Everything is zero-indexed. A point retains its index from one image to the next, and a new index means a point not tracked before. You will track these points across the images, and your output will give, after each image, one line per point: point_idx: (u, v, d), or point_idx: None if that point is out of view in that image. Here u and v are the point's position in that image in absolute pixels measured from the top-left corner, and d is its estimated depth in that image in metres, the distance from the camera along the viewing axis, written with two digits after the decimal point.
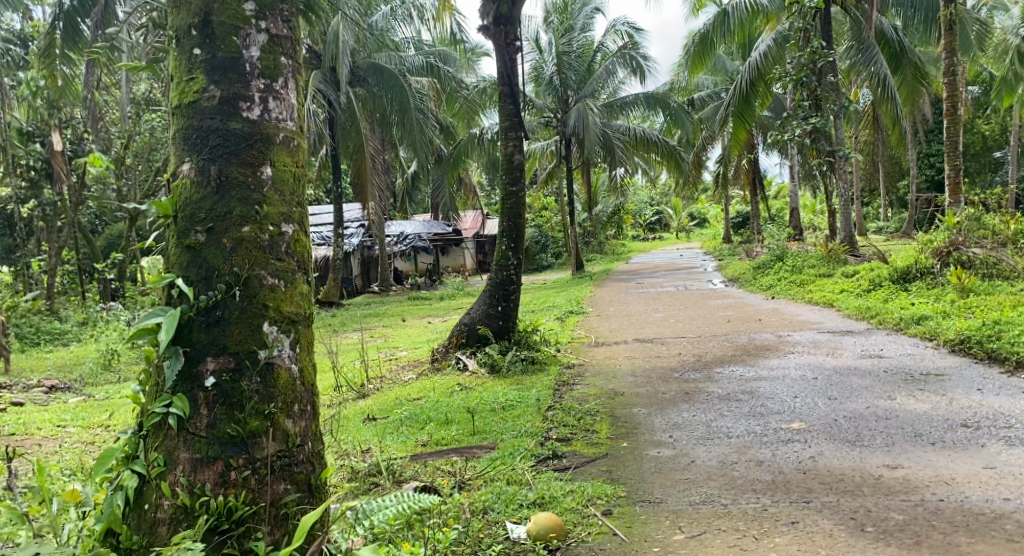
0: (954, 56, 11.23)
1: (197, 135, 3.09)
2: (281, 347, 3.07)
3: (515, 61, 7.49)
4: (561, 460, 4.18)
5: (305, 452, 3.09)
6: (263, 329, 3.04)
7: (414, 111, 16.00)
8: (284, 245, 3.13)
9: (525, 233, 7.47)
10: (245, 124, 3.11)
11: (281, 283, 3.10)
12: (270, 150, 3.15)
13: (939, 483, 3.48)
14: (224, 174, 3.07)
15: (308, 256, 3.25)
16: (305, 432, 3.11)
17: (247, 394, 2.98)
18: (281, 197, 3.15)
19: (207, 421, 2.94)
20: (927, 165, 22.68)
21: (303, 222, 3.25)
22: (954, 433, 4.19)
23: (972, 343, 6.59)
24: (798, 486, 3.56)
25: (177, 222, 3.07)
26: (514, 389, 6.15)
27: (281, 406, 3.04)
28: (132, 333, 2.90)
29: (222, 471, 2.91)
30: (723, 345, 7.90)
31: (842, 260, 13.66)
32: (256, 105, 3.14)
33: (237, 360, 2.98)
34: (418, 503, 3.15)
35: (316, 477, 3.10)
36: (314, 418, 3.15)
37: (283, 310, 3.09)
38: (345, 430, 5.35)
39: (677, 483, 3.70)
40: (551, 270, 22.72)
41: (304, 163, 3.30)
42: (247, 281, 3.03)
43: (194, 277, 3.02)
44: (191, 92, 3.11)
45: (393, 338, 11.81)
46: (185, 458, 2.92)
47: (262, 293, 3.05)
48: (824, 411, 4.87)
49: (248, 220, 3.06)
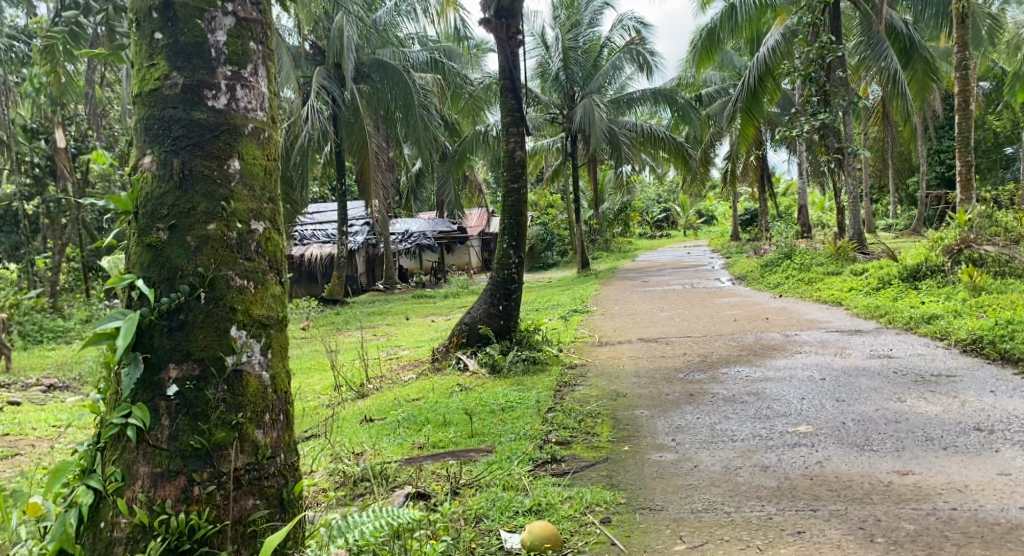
0: (966, 50, 11.06)
1: (159, 126, 3.04)
2: (251, 353, 3.04)
3: (517, 55, 7.35)
4: (559, 465, 4.07)
5: (275, 465, 3.05)
6: (230, 333, 3.00)
7: (418, 108, 15.85)
8: (253, 243, 3.10)
9: (526, 231, 7.34)
10: (209, 114, 3.06)
11: (250, 284, 3.07)
12: (237, 141, 3.10)
13: (952, 491, 3.35)
14: (188, 167, 3.02)
15: (280, 256, 3.22)
16: (277, 443, 3.08)
17: (213, 404, 2.94)
18: (250, 192, 3.11)
19: (168, 432, 2.89)
20: (937, 162, 22.46)
21: (274, 220, 3.21)
22: (966, 437, 4.06)
23: (984, 343, 6.45)
24: (804, 493, 3.43)
25: (138, 219, 3.02)
26: (515, 390, 6.03)
27: (250, 416, 3.00)
28: (89, 338, 2.83)
29: (185, 487, 2.86)
30: (728, 344, 7.78)
31: (850, 258, 13.51)
32: (223, 93, 3.09)
33: (201, 367, 2.94)
34: (398, 519, 2.94)
35: (287, 491, 3.07)
36: (286, 429, 3.13)
37: (252, 313, 3.06)
38: (341, 433, 5.25)
39: (679, 490, 3.58)
40: (557, 268, 22.59)
41: (275, 157, 3.26)
42: (213, 281, 2.99)
43: (156, 278, 2.97)
44: (153, 80, 3.06)
45: (397, 336, 11.71)
46: (145, 472, 2.87)
47: (229, 295, 3.02)
48: (831, 414, 4.74)
49: (213, 218, 3.02)
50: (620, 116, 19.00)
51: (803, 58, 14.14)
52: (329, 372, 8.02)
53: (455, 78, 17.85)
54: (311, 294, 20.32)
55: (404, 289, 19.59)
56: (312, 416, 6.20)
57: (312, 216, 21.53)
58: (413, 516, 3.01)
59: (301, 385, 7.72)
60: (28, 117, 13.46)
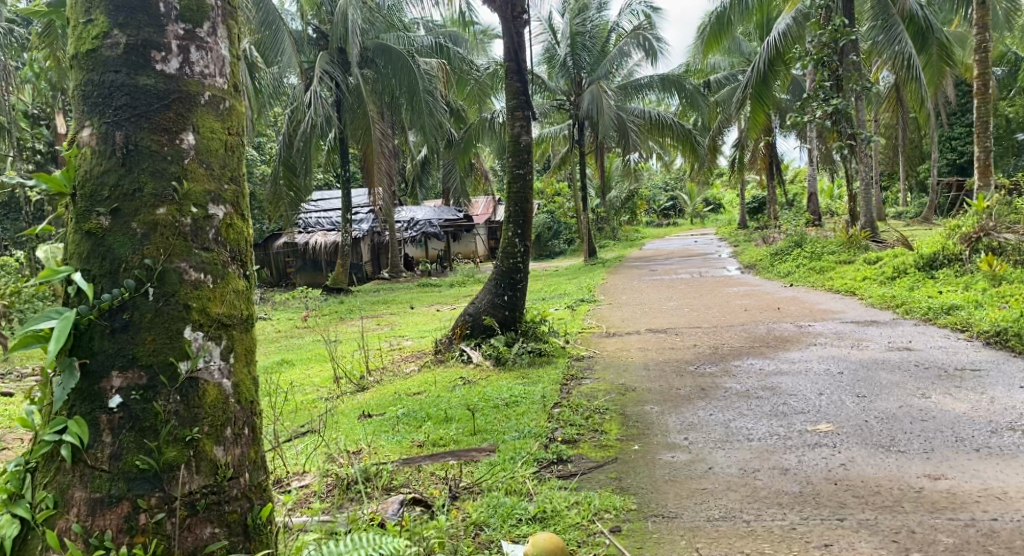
0: (986, 32, 10.74)
1: (100, 93, 2.72)
2: (208, 357, 2.76)
3: (522, 35, 7.10)
4: (565, 466, 3.84)
5: (238, 487, 2.78)
6: (185, 335, 2.71)
7: (423, 94, 15.59)
8: (211, 231, 2.82)
9: (532, 219, 7.07)
10: (158, 79, 2.76)
11: (207, 278, 2.78)
12: (191, 112, 2.80)
13: (991, 498, 3.12)
14: (132, 141, 2.72)
15: (243, 245, 2.94)
16: (240, 462, 2.80)
17: (163, 417, 2.65)
18: (208, 171, 2.82)
19: (110, 451, 2.61)
20: (949, 149, 22.10)
21: (235, 203, 2.92)
22: (999, 438, 3.82)
23: (1009, 335, 6.20)
24: (830, 500, 3.21)
25: (76, 203, 2.72)
26: (519, 383, 5.81)
27: (208, 432, 2.72)
28: (17, 341, 2.52)
29: (129, 515, 2.58)
30: (740, 335, 7.55)
31: (863, 246, 13.24)
32: (174, 56, 2.79)
33: (150, 376, 2.65)
34: (380, 548, 2.72)
35: (252, 517, 2.79)
36: (252, 443, 2.86)
37: (212, 313, 2.78)
38: (339, 429, 5.05)
39: (693, 494, 3.36)
40: (563, 257, 22.36)
41: (236, 132, 2.96)
42: (164, 275, 2.70)
43: (96, 273, 2.67)
44: (90, 39, 2.73)
45: (400, 326, 11.51)
46: (81, 498, 2.59)
47: (182, 291, 2.72)
48: (852, 411, 4.50)
49: (163, 202, 2.73)
50: (628, 103, 18.70)
51: (815, 42, 13.88)
52: (329, 363, 7.83)
53: (460, 63, 17.66)
54: (314, 283, 20.14)
55: (409, 277, 19.39)
56: (311, 411, 6.02)
57: (315, 204, 21.33)
58: (399, 542, 2.78)
59: (301, 377, 7.52)
60: (28, 103, 13.28)
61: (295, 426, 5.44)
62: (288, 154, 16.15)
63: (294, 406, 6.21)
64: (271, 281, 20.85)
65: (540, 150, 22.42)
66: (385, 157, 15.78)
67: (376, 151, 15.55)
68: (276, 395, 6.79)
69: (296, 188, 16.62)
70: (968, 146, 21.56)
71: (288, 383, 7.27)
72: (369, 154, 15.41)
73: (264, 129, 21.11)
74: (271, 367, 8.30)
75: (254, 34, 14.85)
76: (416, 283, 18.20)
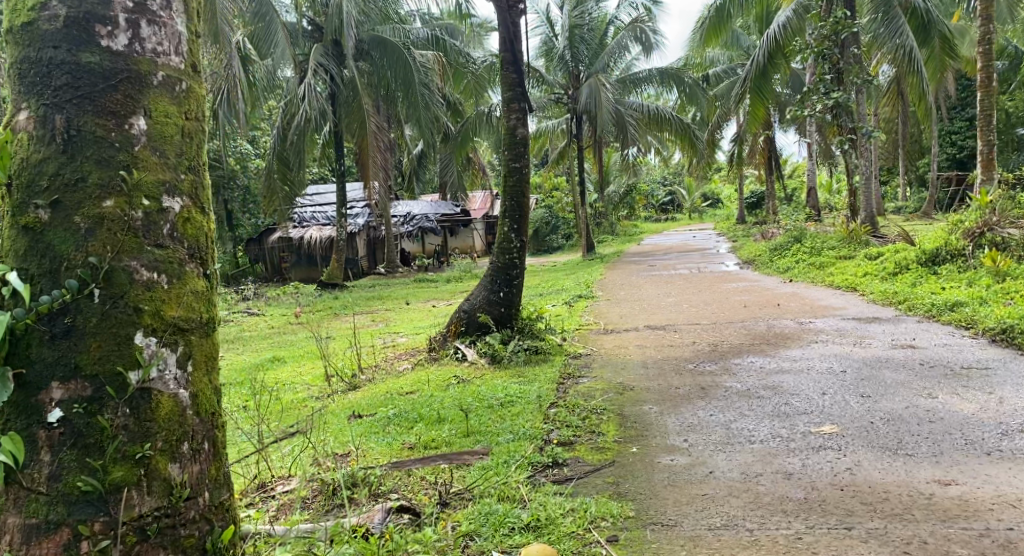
0: (990, 24, 10.60)
1: (39, 71, 2.54)
2: (162, 365, 2.60)
3: (518, 25, 6.95)
4: (560, 470, 3.70)
5: (195, 509, 2.65)
6: (135, 341, 2.54)
7: (419, 87, 15.40)
8: (165, 225, 2.66)
9: (529, 213, 6.94)
10: (103, 56, 2.58)
11: (162, 278, 2.62)
12: (142, 93, 2.63)
13: (1005, 506, 3.00)
14: (74, 125, 2.54)
15: (201, 240, 2.78)
16: (196, 482, 2.66)
17: (110, 433, 2.49)
18: (161, 159, 2.66)
19: (48, 471, 2.44)
20: (948, 144, 21.97)
21: (192, 195, 2.76)
22: (1010, 441, 3.69)
23: (1016, 333, 6.08)
24: (836, 507, 3.08)
25: (14, 196, 2.55)
26: (515, 382, 5.68)
27: (161, 449, 2.56)
28: None
29: (70, 541, 2.43)
30: (740, 332, 7.42)
31: (863, 241, 13.12)
32: (121, 31, 2.61)
33: (95, 387, 2.48)
34: None
35: (210, 542, 2.67)
36: (211, 460, 2.73)
37: (167, 317, 2.61)
38: (328, 431, 4.91)
39: (694, 501, 3.22)
40: (561, 252, 22.23)
41: (193, 116, 2.80)
42: (111, 274, 2.53)
43: (36, 273, 2.50)
44: (27, 11, 2.56)
45: (396, 322, 11.38)
46: (17, 524, 2.45)
47: (132, 292, 2.55)
48: (856, 412, 4.37)
49: (110, 193, 2.56)
50: (626, 97, 18.53)
51: (815, 35, 13.78)
52: (322, 360, 7.71)
53: (456, 56, 17.50)
54: (310, 278, 20.01)
55: (406, 273, 19.25)
56: (302, 410, 5.89)
57: (311, 198, 21.19)
58: None
59: (293, 375, 7.40)
60: None
61: (285, 427, 5.32)
62: (282, 148, 15.99)
63: (286, 407, 6.09)
64: (268, 275, 20.80)
65: (537, 145, 22.27)
66: (381, 151, 15.55)
67: (372, 145, 15.19)
68: (268, 393, 6.66)
69: (290, 181, 16.44)
70: (968, 141, 21.43)
71: (279, 381, 7.14)
72: (364, 147, 15.18)
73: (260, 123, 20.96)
74: (263, 364, 8.17)
75: (247, 25, 14.72)
76: (412, 278, 18.05)
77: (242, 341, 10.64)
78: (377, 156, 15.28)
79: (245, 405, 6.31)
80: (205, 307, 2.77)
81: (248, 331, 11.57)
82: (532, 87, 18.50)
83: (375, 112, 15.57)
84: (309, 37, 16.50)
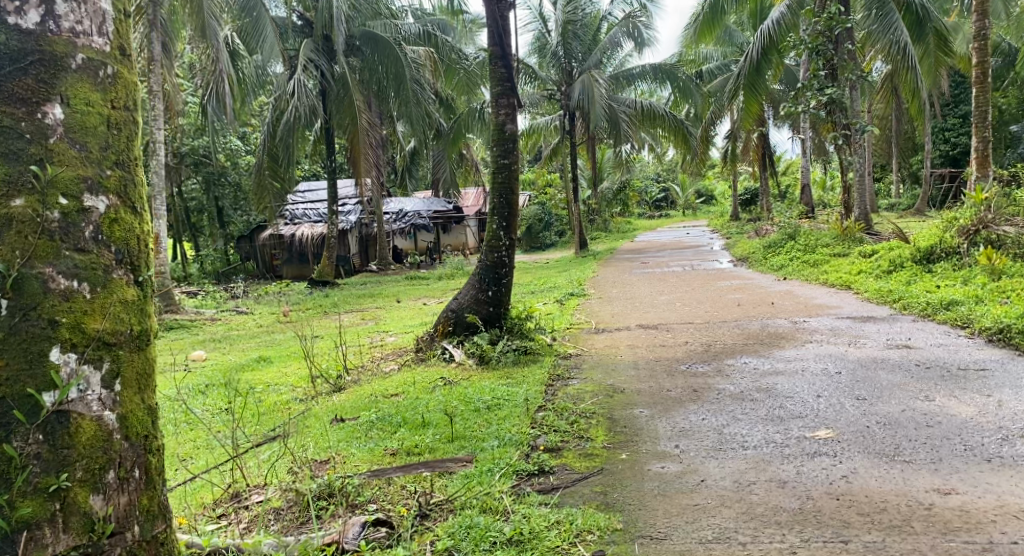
0: (985, 18, 10.50)
1: None
2: (83, 386, 2.58)
3: (507, 18, 6.80)
4: (547, 479, 3.57)
5: (122, 545, 2.64)
6: (51, 359, 2.53)
7: (409, 82, 15.24)
8: (88, 227, 2.64)
9: (518, 210, 6.81)
10: (17, 36, 2.56)
11: (83, 286, 2.61)
12: (58, 76, 2.61)
13: (1008, 517, 2.90)
14: None
15: (132, 246, 2.75)
16: (122, 513, 2.65)
17: (22, 459, 2.47)
18: (80, 153, 2.63)
19: None
20: (941, 141, 21.87)
21: (119, 192, 2.73)
22: (1009, 447, 3.57)
23: (1013, 333, 5.97)
24: (831, 518, 2.98)
25: None
26: (502, 384, 5.55)
27: (81, 478, 2.55)
28: None
29: None
30: (733, 331, 7.30)
31: (856, 238, 13.03)
32: (34, 8, 2.58)
33: (4, 408, 2.47)
34: None
35: None
36: (142, 489, 2.72)
37: (89, 331, 2.60)
38: (310, 436, 4.77)
39: (685, 512, 3.11)
40: (554, 249, 22.11)
41: (120, 104, 2.76)
42: (23, 284, 2.51)
43: None
44: None
45: (386, 320, 11.26)
46: None
47: (47, 304, 2.54)
48: (852, 415, 4.24)
49: (22, 192, 2.54)
50: (619, 94, 18.38)
51: (810, 30, 13.68)
52: (309, 361, 7.57)
53: (448, 52, 17.22)
54: (301, 276, 19.84)
55: (397, 270, 19.09)
56: (284, 415, 5.75)
57: (303, 195, 21.01)
58: None
59: (279, 376, 7.26)
60: None
61: (268, 432, 5.19)
62: (272, 145, 15.83)
63: (269, 411, 5.95)
64: (259, 273, 20.65)
65: (530, 141, 22.13)
66: (372, 147, 15.38)
67: (363, 141, 15.07)
68: (252, 396, 6.52)
69: (280, 178, 16.30)
70: (962, 138, 21.33)
71: (264, 382, 6.99)
72: (355, 144, 15.01)
73: (250, 119, 20.77)
74: (249, 365, 8.03)
75: (236, 21, 14.59)
76: (404, 276, 17.89)
77: (231, 340, 10.49)
78: (368, 153, 15.10)
79: (228, 408, 6.18)
80: (136, 321, 2.75)
81: (237, 330, 11.42)
82: (524, 84, 18.31)
83: (366, 108, 15.41)
84: (299, 32, 16.33)
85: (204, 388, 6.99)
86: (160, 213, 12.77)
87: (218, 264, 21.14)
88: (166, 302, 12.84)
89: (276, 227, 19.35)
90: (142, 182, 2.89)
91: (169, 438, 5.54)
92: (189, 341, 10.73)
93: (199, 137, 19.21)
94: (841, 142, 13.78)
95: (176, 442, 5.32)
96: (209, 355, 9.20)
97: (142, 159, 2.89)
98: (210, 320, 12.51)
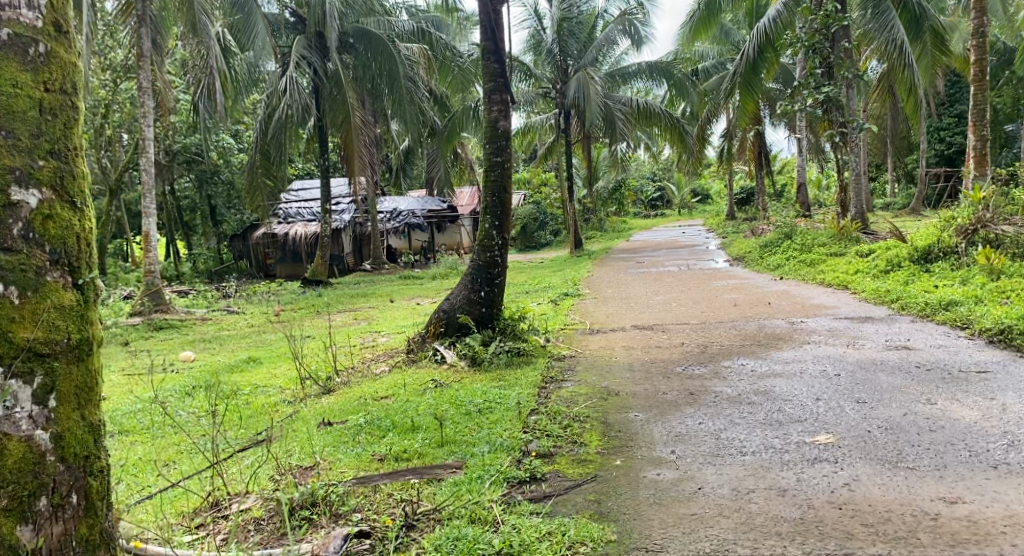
0: (983, 16, 10.40)
1: None
2: (12, 399, 2.68)
3: (500, 14, 6.68)
4: (538, 486, 3.46)
5: None
6: None
7: (403, 79, 15.09)
8: (17, 224, 2.73)
9: (511, 209, 6.68)
10: None
11: (13, 290, 2.71)
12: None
13: (1018, 528, 2.82)
14: None
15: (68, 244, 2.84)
16: (58, 538, 2.74)
17: None
18: (11, 150, 2.74)
19: None
20: (936, 140, 21.81)
21: (53, 187, 2.83)
22: (1017, 453, 3.46)
23: (1015, 334, 5.87)
24: (834, 529, 2.89)
25: None
26: (495, 387, 5.42)
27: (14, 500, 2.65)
28: None
29: None
30: (729, 332, 7.20)
31: (853, 238, 12.94)
32: None
33: None
34: None
35: None
36: (80, 516, 2.80)
37: (20, 338, 2.70)
38: (296, 441, 4.65)
39: (681, 522, 3.01)
40: (549, 248, 21.99)
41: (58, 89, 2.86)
42: None
43: None
44: None
45: (379, 320, 11.11)
46: None
47: None
48: (853, 419, 4.13)
49: None
50: (614, 92, 18.25)
51: (806, 28, 13.62)
52: (299, 363, 7.44)
53: (443, 50, 17.09)
54: (295, 275, 19.68)
55: (392, 269, 18.94)
56: (271, 418, 5.63)
57: (296, 194, 20.85)
58: None
59: (268, 378, 7.13)
60: None
61: (254, 436, 5.07)
62: (264, 143, 15.68)
63: (256, 414, 5.83)
64: (252, 272, 20.48)
65: (525, 140, 22.00)
66: (365, 146, 15.23)
67: (357, 139, 14.91)
68: (240, 398, 6.40)
69: (273, 176, 16.16)
70: (957, 137, 21.27)
71: (253, 384, 6.86)
72: (348, 142, 14.86)
73: (243, 117, 20.59)
74: (238, 366, 7.90)
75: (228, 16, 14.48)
76: (398, 275, 17.76)
77: (221, 340, 10.35)
78: (361, 151, 14.96)
79: (215, 411, 6.05)
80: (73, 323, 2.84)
81: (227, 330, 11.27)
82: (518, 82, 18.15)
83: (359, 106, 15.27)
84: (291, 29, 16.19)
85: (192, 390, 6.85)
86: (151, 211, 12.61)
87: (210, 263, 20.97)
88: (157, 302, 12.69)
89: (269, 226, 19.19)
90: (85, 173, 2.98)
91: (153, 442, 5.42)
92: (179, 341, 10.58)
93: (191, 135, 19.03)
94: (838, 140, 13.69)
95: (161, 446, 5.20)
96: (199, 356, 9.05)
97: (85, 150, 2.98)
98: (200, 320, 12.36)
